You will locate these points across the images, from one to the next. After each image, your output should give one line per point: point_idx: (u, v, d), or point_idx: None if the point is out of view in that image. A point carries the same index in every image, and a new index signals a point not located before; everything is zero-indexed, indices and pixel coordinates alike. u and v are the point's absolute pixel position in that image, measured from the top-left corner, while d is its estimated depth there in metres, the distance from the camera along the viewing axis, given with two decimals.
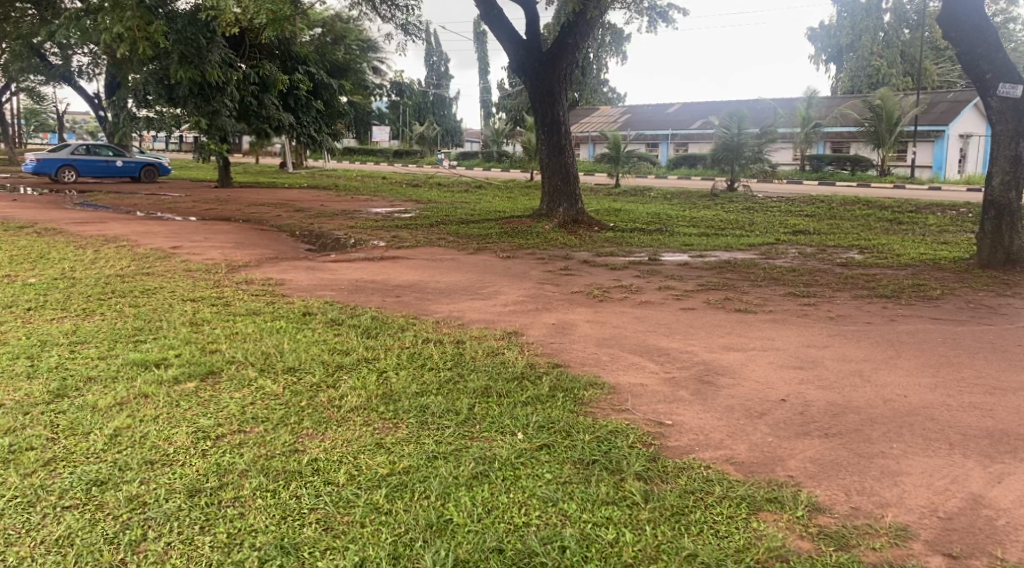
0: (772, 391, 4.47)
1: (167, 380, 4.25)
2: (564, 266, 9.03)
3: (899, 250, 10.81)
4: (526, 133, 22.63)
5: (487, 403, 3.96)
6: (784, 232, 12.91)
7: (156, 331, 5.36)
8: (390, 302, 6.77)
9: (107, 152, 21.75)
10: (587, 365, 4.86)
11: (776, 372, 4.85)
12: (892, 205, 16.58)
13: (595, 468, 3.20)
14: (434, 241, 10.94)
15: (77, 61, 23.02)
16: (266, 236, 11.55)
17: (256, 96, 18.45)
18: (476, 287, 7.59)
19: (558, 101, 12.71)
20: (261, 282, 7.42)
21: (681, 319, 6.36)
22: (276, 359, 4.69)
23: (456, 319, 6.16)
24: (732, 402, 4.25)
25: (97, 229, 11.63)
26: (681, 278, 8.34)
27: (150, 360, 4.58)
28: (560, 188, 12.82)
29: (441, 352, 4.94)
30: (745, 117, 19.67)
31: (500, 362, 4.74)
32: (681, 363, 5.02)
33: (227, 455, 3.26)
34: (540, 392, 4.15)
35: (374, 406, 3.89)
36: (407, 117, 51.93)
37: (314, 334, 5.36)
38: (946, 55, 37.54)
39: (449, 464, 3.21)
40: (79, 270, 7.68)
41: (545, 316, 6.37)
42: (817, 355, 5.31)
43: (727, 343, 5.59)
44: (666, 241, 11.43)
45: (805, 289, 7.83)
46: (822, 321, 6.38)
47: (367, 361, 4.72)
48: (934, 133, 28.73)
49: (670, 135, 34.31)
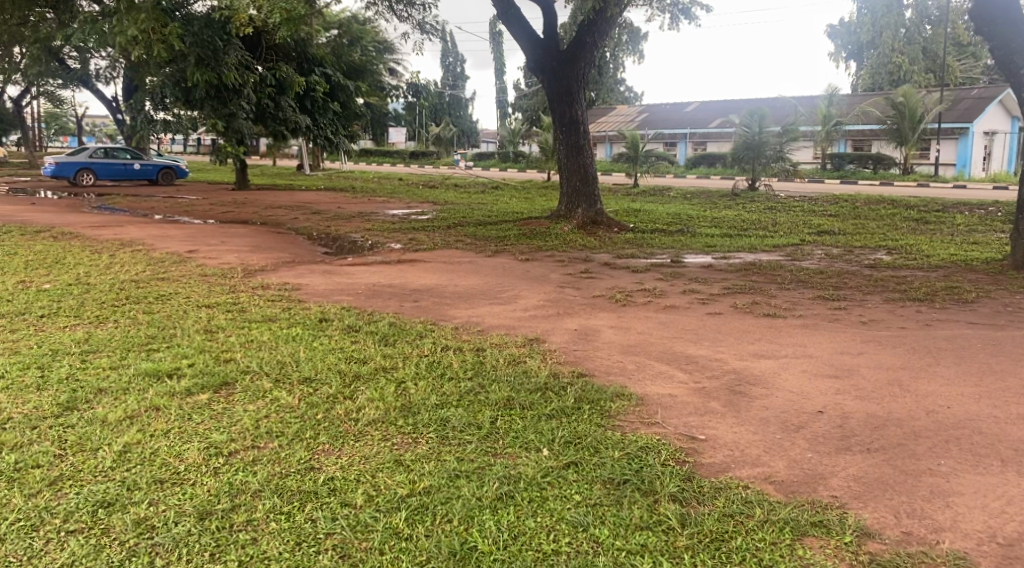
0: (806, 403, 4.27)
1: (179, 392, 4.11)
2: (585, 269, 8.87)
3: (928, 251, 10.56)
4: (544, 133, 22.44)
5: (510, 416, 3.80)
6: (807, 232, 12.68)
7: (168, 339, 5.23)
8: (408, 307, 6.63)
9: (124, 155, 21.81)
10: (612, 374, 4.69)
11: (810, 382, 4.67)
12: (918, 204, 16.28)
13: (627, 488, 3.03)
14: (453, 244, 10.79)
15: (94, 64, 23.13)
16: (282, 239, 11.45)
17: (273, 98, 18.37)
18: (496, 291, 7.44)
19: (576, 100, 12.49)
20: (277, 287, 7.31)
21: (707, 325, 6.17)
22: (292, 369, 4.54)
23: (476, 325, 6.00)
24: (766, 415, 4.06)
25: (114, 233, 11.61)
26: (705, 280, 8.15)
27: (162, 370, 4.45)
28: (579, 189, 12.63)
29: (461, 361, 4.78)
30: (766, 116, 19.12)
31: (523, 372, 4.58)
32: (710, 372, 4.83)
33: (239, 474, 3.11)
34: (565, 404, 3.98)
35: (392, 419, 3.73)
36: (424, 118, 51.94)
37: (331, 342, 5.21)
38: (969, 51, 37.01)
39: (472, 483, 3.04)
40: (94, 275, 7.60)
41: (567, 321, 6.21)
42: (852, 363, 5.11)
43: (756, 350, 5.40)
44: (688, 242, 11.23)
45: (833, 292, 7.62)
46: (855, 326, 6.17)
47: (386, 370, 4.56)
48: (958, 131, 28.27)
49: (688, 134, 34.06)
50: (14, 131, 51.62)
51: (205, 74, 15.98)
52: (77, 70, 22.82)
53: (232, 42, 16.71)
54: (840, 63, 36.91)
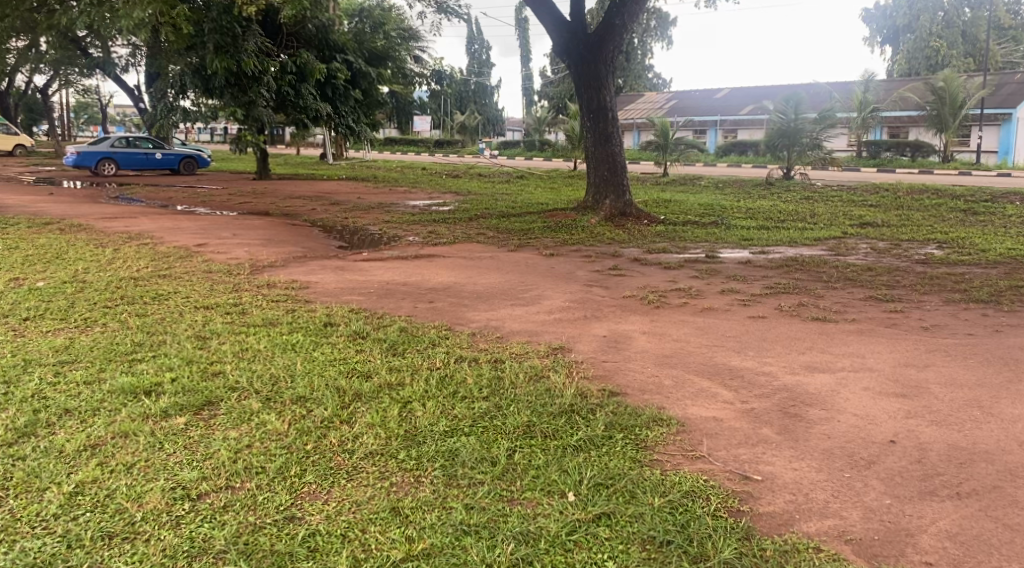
0: (875, 430, 3.69)
1: (155, 414, 3.61)
2: (613, 265, 8.31)
3: (982, 244, 9.82)
4: (569, 121, 21.76)
5: (531, 449, 3.25)
6: (848, 224, 11.98)
7: (156, 347, 4.74)
8: (422, 309, 6.11)
9: (145, 145, 21.42)
10: (646, 392, 4.12)
11: (875, 403, 4.08)
12: (965, 194, 15.44)
13: (673, 553, 2.53)
14: (475, 238, 10.23)
15: (115, 52, 22.83)
16: (296, 232, 10.96)
17: (293, 86, 17.76)
18: (517, 291, 6.89)
19: (605, 85, 11.83)
20: (284, 285, 6.82)
21: (752, 330, 5.58)
22: (285, 386, 4.02)
23: (494, 330, 5.45)
24: (829, 446, 3.49)
25: (124, 225, 11.20)
26: (744, 279, 7.53)
27: (140, 387, 3.94)
28: (607, 179, 12.04)
29: (478, 376, 4.24)
30: (803, 102, 18.43)
31: (546, 391, 4.01)
32: (759, 391, 4.25)
33: (204, 527, 2.64)
34: (595, 433, 3.42)
35: (394, 451, 3.20)
36: (449, 107, 51.43)
37: (332, 351, 4.68)
38: (1010, 35, 35.79)
39: (481, 544, 2.56)
40: (92, 273, 7.14)
41: (596, 326, 5.65)
42: (920, 378, 4.50)
43: (809, 363, 4.80)
44: (722, 235, 10.59)
45: (887, 292, 6.97)
46: (916, 333, 5.54)
47: (391, 388, 4.02)
48: (1001, 117, 27.29)
49: (719, 122, 33.24)
50: (44, 119, 51.72)
51: (223, 60, 15.60)
52: (99, 58, 22.54)
53: (251, 27, 16.27)
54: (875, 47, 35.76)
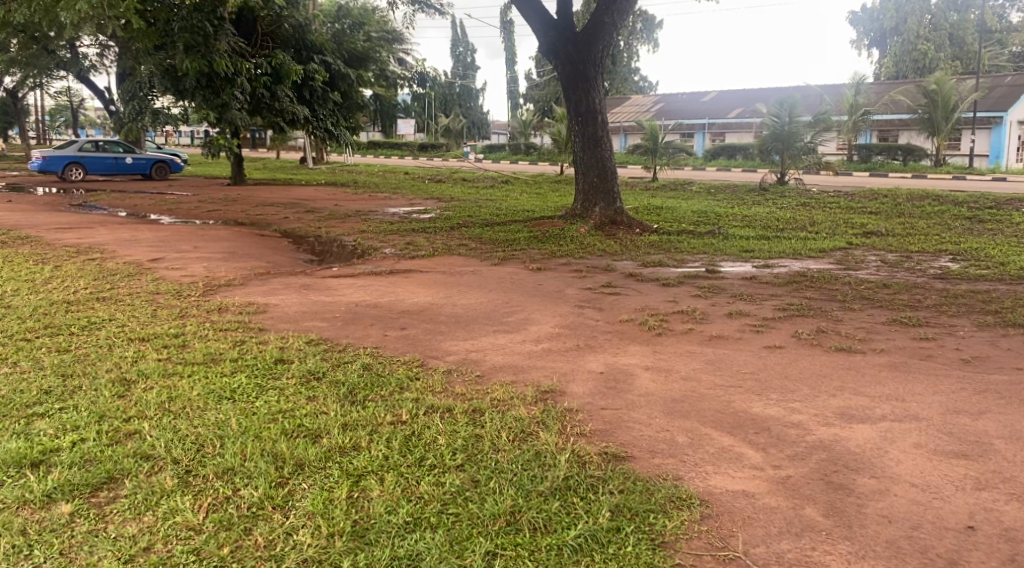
0: (944, 508, 2.97)
1: (35, 499, 2.83)
2: (607, 281, 7.55)
3: (998, 257, 9.16)
4: (555, 124, 21.03)
5: (516, 553, 2.59)
6: (852, 234, 11.30)
7: (66, 397, 3.92)
8: (392, 338, 5.34)
9: (116, 149, 20.60)
10: (658, 454, 3.38)
11: (933, 465, 3.37)
12: (966, 200, 14.82)
13: None
14: (455, 249, 9.46)
15: (82, 50, 21.81)
16: (264, 243, 10.18)
17: (268, 88, 16.73)
18: (501, 313, 6.13)
19: (594, 87, 11.11)
20: (238, 310, 6.03)
21: (769, 365, 4.83)
22: (211, 452, 3.23)
23: (474, 366, 4.71)
24: (893, 536, 2.78)
25: (77, 236, 10.33)
26: (751, 298, 6.82)
27: (27, 457, 3.15)
28: (597, 185, 11.28)
29: (452, 435, 3.45)
30: (798, 104, 17.52)
31: (535, 455, 3.26)
32: (791, 450, 3.50)
33: None
34: (597, 525, 2.72)
35: (335, 557, 2.54)
36: (433, 110, 50.72)
37: (278, 400, 3.90)
38: (995, 39, 35.31)
39: None
40: (22, 296, 6.31)
41: (591, 360, 4.89)
42: (978, 430, 3.78)
43: (844, 408, 4.07)
44: (720, 245, 9.86)
45: (911, 315, 6.25)
46: (956, 367, 4.83)
47: (343, 453, 3.24)
48: (994, 120, 26.75)
49: (706, 126, 32.73)
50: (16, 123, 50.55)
51: (194, 61, 14.83)
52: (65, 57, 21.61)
53: (223, 26, 15.37)
54: (862, 50, 35.26)
